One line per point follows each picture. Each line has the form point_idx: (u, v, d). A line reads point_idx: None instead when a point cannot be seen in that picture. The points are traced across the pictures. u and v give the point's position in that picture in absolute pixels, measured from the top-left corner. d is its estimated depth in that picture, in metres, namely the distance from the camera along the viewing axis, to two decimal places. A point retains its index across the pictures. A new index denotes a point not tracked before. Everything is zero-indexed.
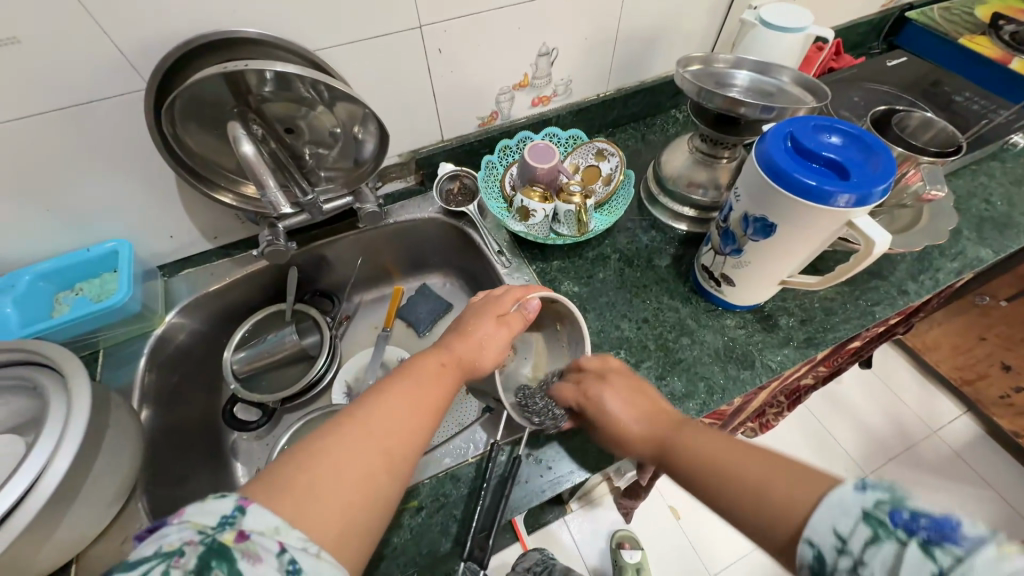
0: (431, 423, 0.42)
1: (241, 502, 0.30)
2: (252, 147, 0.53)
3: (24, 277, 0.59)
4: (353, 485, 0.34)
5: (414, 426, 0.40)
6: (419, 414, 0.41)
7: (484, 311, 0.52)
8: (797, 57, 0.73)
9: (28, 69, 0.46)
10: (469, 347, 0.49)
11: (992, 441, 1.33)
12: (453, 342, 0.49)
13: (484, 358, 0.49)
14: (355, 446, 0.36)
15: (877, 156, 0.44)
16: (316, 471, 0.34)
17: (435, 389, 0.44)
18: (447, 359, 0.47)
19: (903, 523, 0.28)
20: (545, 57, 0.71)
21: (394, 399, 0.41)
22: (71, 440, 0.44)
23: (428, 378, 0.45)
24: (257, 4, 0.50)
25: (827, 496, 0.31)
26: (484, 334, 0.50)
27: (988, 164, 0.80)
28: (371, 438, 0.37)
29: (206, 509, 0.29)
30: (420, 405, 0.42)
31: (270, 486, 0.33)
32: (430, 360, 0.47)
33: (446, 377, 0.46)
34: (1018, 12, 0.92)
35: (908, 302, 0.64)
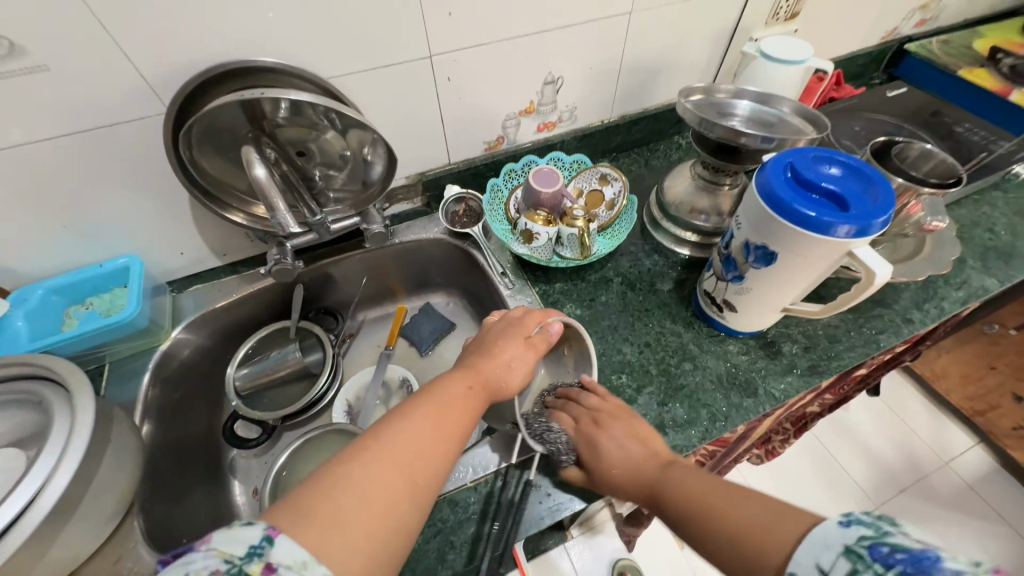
0: (456, 446, 0.42)
1: (268, 533, 0.30)
2: (264, 169, 0.55)
3: (37, 292, 0.61)
4: (378, 512, 0.34)
5: (439, 450, 0.40)
6: (445, 437, 0.41)
7: (511, 332, 0.53)
8: (798, 88, 0.74)
9: (55, 94, 0.48)
10: (495, 370, 0.49)
11: (1006, 474, 1.30)
12: (479, 363, 0.49)
13: (509, 380, 0.50)
14: (381, 470, 0.36)
15: (876, 188, 0.44)
16: (340, 500, 0.34)
17: (461, 411, 0.44)
18: (474, 381, 0.47)
19: (881, 557, 0.28)
20: (550, 85, 0.73)
21: (422, 420, 0.41)
22: (72, 457, 0.45)
23: (454, 399, 0.44)
24: (274, 34, 0.52)
25: (811, 533, 0.32)
26: (509, 358, 0.51)
27: (991, 193, 0.80)
28: (397, 462, 0.37)
29: (234, 537, 0.29)
30: (446, 428, 0.42)
31: (296, 509, 0.33)
32: (457, 382, 0.47)
33: (472, 399, 0.46)
34: (1016, 47, 0.94)
35: (912, 331, 0.63)
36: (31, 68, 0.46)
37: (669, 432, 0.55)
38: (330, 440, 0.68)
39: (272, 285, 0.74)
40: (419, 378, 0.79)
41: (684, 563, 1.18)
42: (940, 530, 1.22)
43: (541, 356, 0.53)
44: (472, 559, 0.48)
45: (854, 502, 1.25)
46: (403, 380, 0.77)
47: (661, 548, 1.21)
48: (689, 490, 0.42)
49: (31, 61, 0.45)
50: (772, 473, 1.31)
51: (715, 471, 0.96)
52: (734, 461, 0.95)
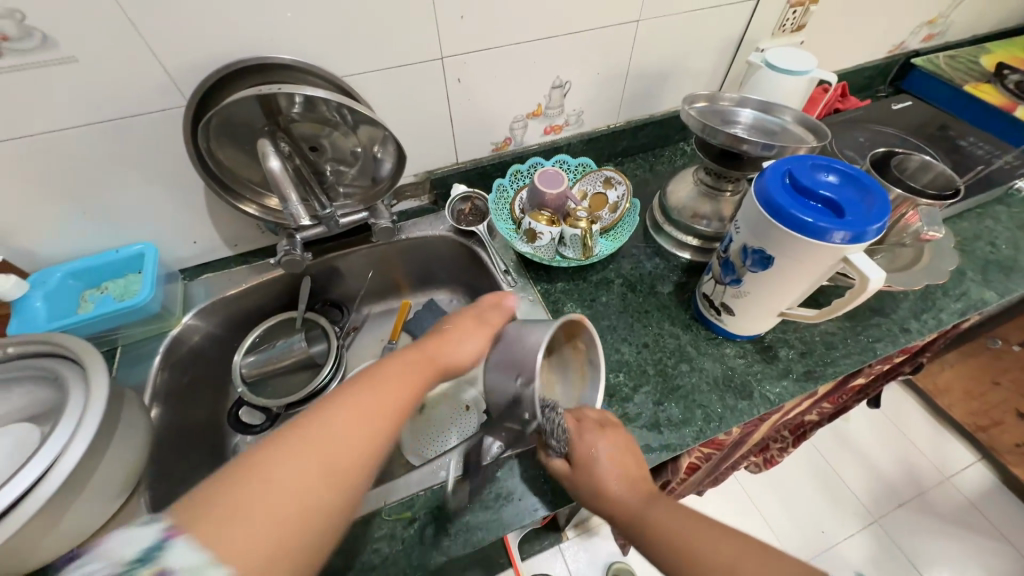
0: (390, 427, 0.42)
1: (163, 536, 0.31)
2: (279, 162, 0.57)
3: (55, 274, 0.63)
4: (289, 498, 0.35)
5: (369, 432, 0.41)
6: (377, 418, 0.42)
7: (464, 319, 0.54)
8: (802, 98, 0.75)
9: (82, 85, 0.50)
10: (441, 351, 0.50)
11: (1007, 491, 1.29)
12: (425, 344, 0.51)
13: (456, 360, 0.51)
14: (300, 457, 0.37)
15: (872, 196, 0.45)
16: (253, 490, 0.35)
17: (397, 391, 0.45)
18: (415, 359, 0.48)
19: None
20: (558, 89, 0.75)
21: (350, 403, 0.42)
22: (86, 432, 0.46)
23: (391, 379, 0.45)
24: (292, 33, 0.55)
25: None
26: (458, 340, 0.52)
27: (993, 208, 0.81)
28: (319, 446, 0.38)
29: (132, 537, 0.30)
30: (378, 410, 0.42)
31: (209, 494, 0.34)
32: (399, 361, 0.48)
33: (411, 377, 0.46)
34: (1022, 63, 0.95)
35: (910, 340, 0.64)
36: (61, 60, 0.48)
37: (663, 431, 0.56)
38: None
39: (280, 276, 0.75)
40: None
41: None
42: (939, 546, 1.21)
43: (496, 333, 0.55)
44: (465, 547, 0.49)
45: (852, 515, 1.25)
46: None
47: None
48: (674, 525, 0.42)
49: (62, 52, 0.48)
50: (770, 482, 1.31)
51: (712, 477, 0.96)
52: (731, 467, 0.95)
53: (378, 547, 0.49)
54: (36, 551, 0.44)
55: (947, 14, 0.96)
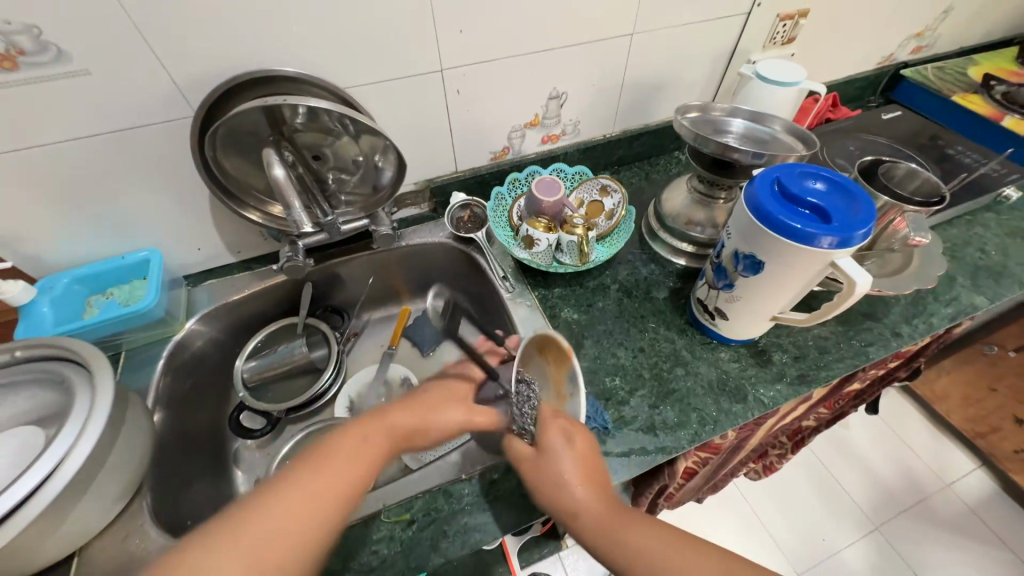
0: (336, 513, 0.41)
1: None
2: (283, 170, 0.58)
3: (62, 280, 0.64)
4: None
5: (311, 523, 0.40)
6: (320, 507, 0.41)
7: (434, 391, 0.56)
8: (792, 108, 0.77)
9: (94, 97, 0.52)
10: (402, 425, 0.50)
11: (1006, 497, 1.28)
12: (385, 414, 0.50)
13: (417, 431, 0.51)
14: (229, 557, 0.36)
15: (858, 203, 0.47)
16: None
17: (344, 474, 0.43)
18: (372, 435, 0.48)
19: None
20: (555, 100, 0.77)
21: (295, 492, 0.41)
22: (91, 433, 0.47)
23: (340, 459, 0.44)
24: (298, 47, 0.57)
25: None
26: (421, 411, 0.52)
27: (983, 215, 0.82)
28: (254, 540, 0.38)
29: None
30: (322, 497, 0.41)
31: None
32: (350, 436, 0.47)
33: (362, 457, 0.46)
34: (1008, 74, 0.98)
35: (902, 344, 0.65)
36: (74, 72, 0.50)
37: (659, 434, 0.57)
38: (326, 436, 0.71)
39: (282, 282, 0.77)
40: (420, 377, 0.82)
41: None
42: (940, 554, 1.20)
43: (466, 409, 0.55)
44: (464, 549, 0.50)
45: (852, 523, 1.24)
46: (404, 379, 0.79)
47: None
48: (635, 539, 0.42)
49: (75, 66, 0.50)
50: (770, 489, 1.31)
51: (711, 483, 0.97)
52: (729, 473, 0.95)
53: (377, 549, 0.50)
54: (39, 551, 0.45)
55: (934, 26, 0.99)
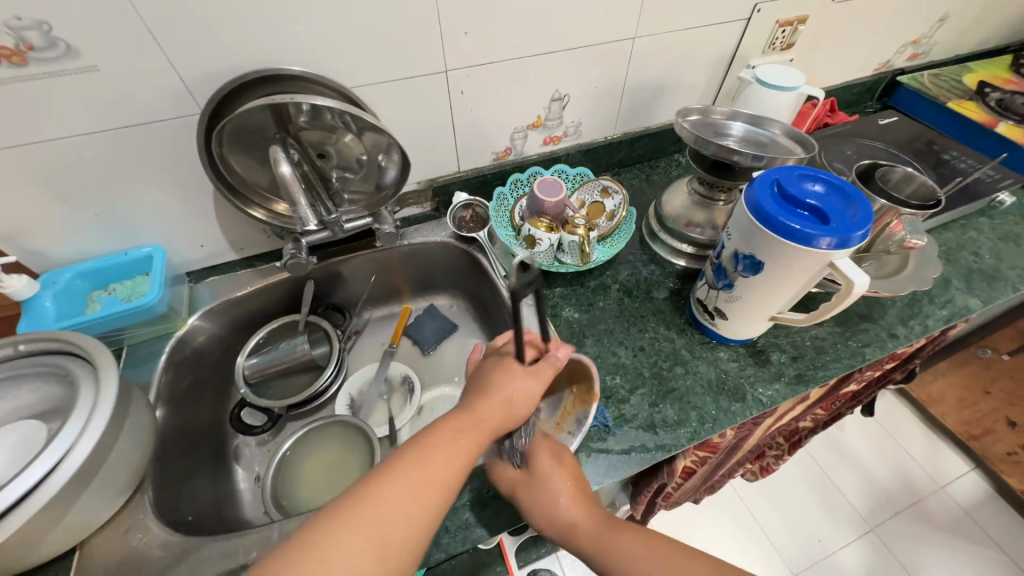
0: (440, 501, 0.42)
1: None
2: (288, 167, 0.59)
3: (65, 275, 0.65)
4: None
5: (420, 511, 0.40)
6: (426, 494, 0.41)
7: (507, 369, 0.52)
8: (791, 113, 0.79)
9: (101, 93, 0.53)
10: (492, 414, 0.48)
11: (1000, 500, 1.30)
12: (474, 406, 0.49)
13: (507, 419, 0.49)
14: (358, 534, 0.38)
15: (855, 204, 0.48)
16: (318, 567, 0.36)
17: (445, 464, 0.43)
18: (466, 428, 0.46)
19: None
20: (558, 101, 0.78)
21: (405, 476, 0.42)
22: (95, 426, 0.48)
23: (439, 449, 0.44)
24: (304, 46, 0.57)
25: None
26: (508, 395, 0.50)
27: (977, 219, 0.83)
28: (370, 526, 0.38)
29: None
30: (425, 487, 0.42)
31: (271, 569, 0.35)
32: (451, 427, 0.46)
33: (460, 448, 0.45)
34: (1002, 82, 0.99)
35: (898, 345, 0.66)
36: (83, 68, 0.50)
37: (659, 432, 0.58)
38: (330, 432, 0.69)
39: (285, 279, 0.77)
40: (420, 376, 0.82)
41: None
42: (934, 555, 1.21)
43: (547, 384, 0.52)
44: (464, 545, 0.51)
45: (848, 524, 1.25)
46: (404, 377, 0.80)
47: None
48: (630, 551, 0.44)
49: (84, 62, 0.50)
50: (766, 491, 1.31)
51: (708, 483, 0.97)
52: (726, 473, 0.96)
53: None
54: (42, 544, 0.45)
55: (930, 34, 1.01)
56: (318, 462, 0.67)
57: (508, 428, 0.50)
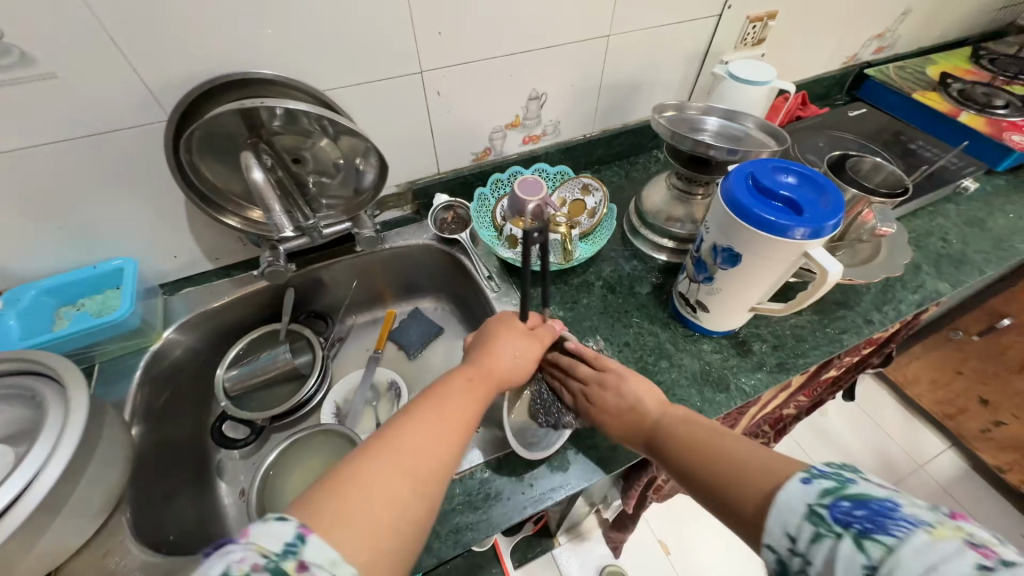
0: (462, 438, 0.43)
1: (302, 531, 0.31)
2: (262, 174, 0.57)
3: (29, 292, 0.62)
4: (386, 507, 0.36)
5: (446, 446, 0.41)
6: (450, 432, 0.42)
7: (508, 326, 0.54)
8: (764, 107, 0.80)
9: (61, 100, 0.51)
10: (500, 365, 0.50)
11: (976, 475, 1.35)
12: (481, 359, 0.50)
13: (513, 371, 0.51)
14: (385, 469, 0.38)
15: (827, 195, 0.49)
16: (347, 500, 0.35)
17: (463, 406, 0.45)
18: (477, 376, 0.48)
19: (841, 516, 0.30)
20: (535, 100, 0.78)
21: (423, 417, 0.42)
22: (65, 448, 0.46)
23: (455, 394, 0.46)
24: (274, 49, 0.56)
25: (778, 499, 0.34)
26: (512, 348, 0.52)
27: (943, 206, 0.86)
28: (402, 460, 0.38)
29: (271, 532, 0.30)
30: (448, 425, 0.43)
31: (308, 507, 0.34)
32: (458, 377, 0.48)
33: (474, 393, 0.47)
34: (963, 73, 1.03)
35: (873, 330, 0.68)
36: (40, 75, 0.48)
37: None
38: (316, 442, 0.68)
39: (264, 287, 0.75)
40: (406, 381, 0.81)
41: (671, 567, 1.18)
42: None
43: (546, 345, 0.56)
44: (455, 547, 0.50)
45: None
46: (391, 383, 0.78)
47: (649, 552, 1.21)
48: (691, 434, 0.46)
49: (40, 69, 0.48)
50: None
51: None
52: None
53: None
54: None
55: (894, 28, 1.04)
56: (304, 474, 0.66)
57: (513, 381, 0.52)
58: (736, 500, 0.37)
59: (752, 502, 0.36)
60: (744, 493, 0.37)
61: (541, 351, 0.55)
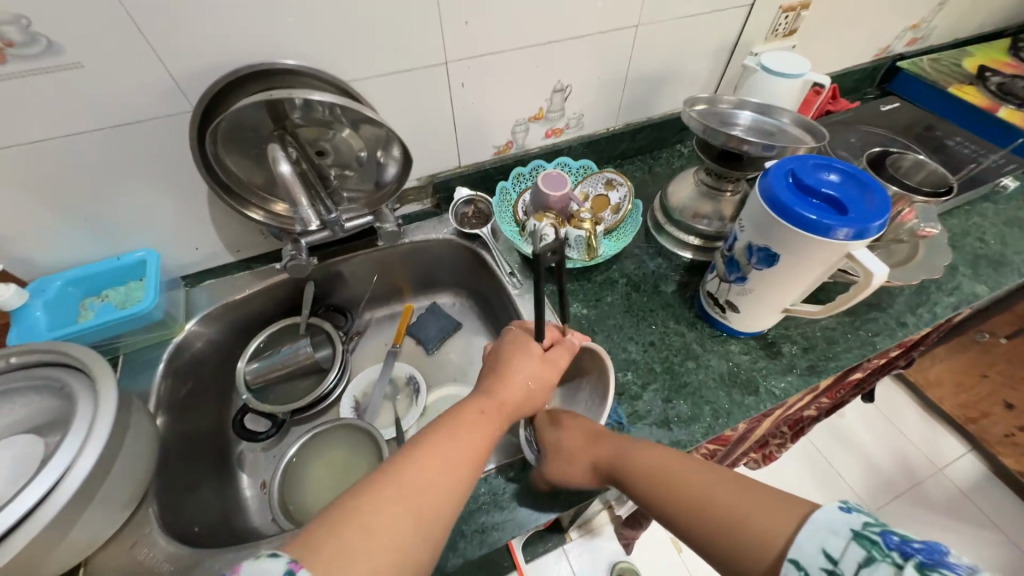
0: (469, 475, 0.42)
1: (291, 567, 0.31)
2: (288, 166, 0.57)
3: (55, 282, 0.62)
4: (386, 548, 0.35)
5: (452, 484, 0.40)
6: (457, 468, 0.41)
7: (525, 349, 0.52)
8: (796, 100, 0.77)
9: (87, 91, 0.50)
10: (513, 395, 0.49)
11: (997, 480, 1.32)
12: (495, 388, 0.49)
13: (525, 401, 0.50)
14: (390, 504, 0.37)
15: (872, 194, 0.47)
16: (352, 536, 0.35)
17: (473, 441, 0.44)
18: (489, 408, 0.47)
19: (897, 546, 0.32)
20: (560, 93, 0.76)
21: (433, 451, 0.42)
22: (95, 440, 0.46)
23: (467, 427, 0.45)
24: (299, 37, 0.55)
25: (814, 517, 0.35)
26: (526, 377, 0.51)
27: (980, 205, 0.83)
28: (407, 496, 0.38)
29: (260, 569, 0.30)
30: (456, 461, 0.42)
31: (310, 540, 0.34)
32: (471, 407, 0.47)
33: (485, 426, 0.46)
34: (1002, 65, 0.99)
35: (906, 333, 0.66)
36: (66, 65, 0.48)
37: (673, 428, 0.57)
38: (337, 436, 0.68)
39: (284, 280, 0.75)
40: (425, 376, 0.80)
41: (683, 566, 1.18)
42: (935, 536, 1.23)
43: (560, 372, 0.54)
44: (480, 546, 0.50)
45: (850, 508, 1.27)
46: (409, 377, 0.78)
47: (660, 551, 1.21)
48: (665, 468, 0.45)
49: (66, 59, 0.47)
50: (769, 480, 1.32)
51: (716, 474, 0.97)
52: (732, 464, 0.96)
53: None
54: (46, 564, 0.44)
55: (930, 18, 1.00)
56: (326, 467, 0.66)
57: (524, 410, 0.51)
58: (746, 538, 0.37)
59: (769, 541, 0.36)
60: (753, 533, 0.36)
61: (555, 378, 0.53)
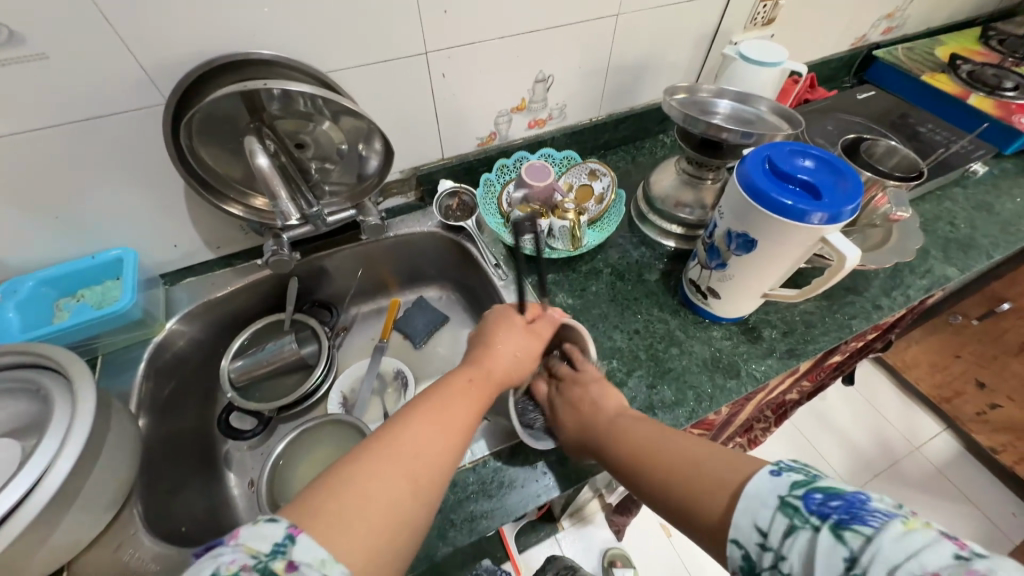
0: (462, 442, 0.42)
1: (291, 531, 0.31)
2: (266, 159, 0.56)
3: (27, 282, 0.60)
4: (382, 512, 0.35)
5: (446, 450, 0.41)
6: (451, 435, 0.42)
7: (509, 321, 0.53)
8: (774, 89, 0.78)
9: (54, 84, 0.48)
10: (500, 364, 0.50)
11: (970, 456, 1.38)
12: (481, 358, 0.50)
13: (513, 370, 0.51)
14: (385, 469, 0.37)
15: (846, 179, 0.48)
16: (348, 500, 0.35)
17: (464, 409, 0.44)
18: (478, 376, 0.48)
19: (816, 507, 0.31)
20: (542, 83, 0.76)
21: (425, 417, 0.42)
22: (73, 442, 0.45)
23: (459, 395, 0.45)
24: (273, 27, 0.54)
25: (747, 490, 0.34)
26: (512, 348, 0.52)
27: (951, 190, 0.86)
28: (401, 462, 0.38)
29: (260, 533, 0.31)
30: (448, 427, 0.42)
31: (307, 509, 0.34)
32: (460, 376, 0.47)
33: (475, 395, 0.46)
34: (973, 54, 1.02)
35: (882, 316, 0.68)
36: (28, 56, 0.46)
37: (658, 413, 0.58)
38: (323, 432, 0.67)
39: (267, 277, 0.74)
40: (412, 369, 0.80)
41: (673, 551, 1.21)
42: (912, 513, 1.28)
43: (545, 342, 0.55)
44: (470, 533, 0.50)
45: None
46: (397, 371, 0.78)
47: (650, 536, 1.23)
48: (644, 439, 0.45)
49: (29, 49, 0.46)
50: None
51: None
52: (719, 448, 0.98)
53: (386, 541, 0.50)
54: (27, 568, 0.43)
55: (904, 8, 1.02)
56: (314, 462, 0.66)
57: (514, 379, 0.51)
58: (704, 508, 0.36)
59: (716, 515, 0.35)
60: (710, 505, 0.36)
61: (541, 347, 0.54)
